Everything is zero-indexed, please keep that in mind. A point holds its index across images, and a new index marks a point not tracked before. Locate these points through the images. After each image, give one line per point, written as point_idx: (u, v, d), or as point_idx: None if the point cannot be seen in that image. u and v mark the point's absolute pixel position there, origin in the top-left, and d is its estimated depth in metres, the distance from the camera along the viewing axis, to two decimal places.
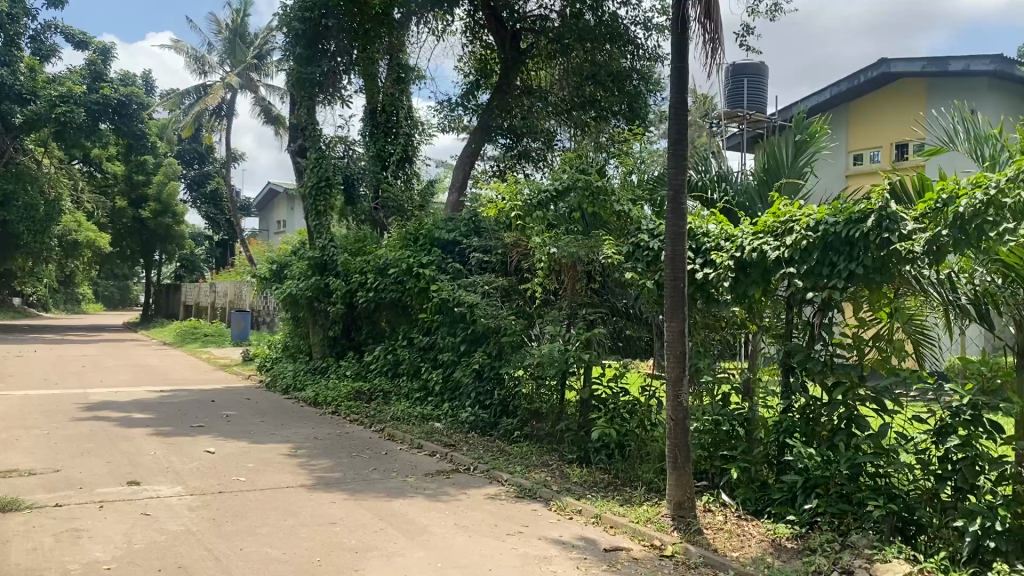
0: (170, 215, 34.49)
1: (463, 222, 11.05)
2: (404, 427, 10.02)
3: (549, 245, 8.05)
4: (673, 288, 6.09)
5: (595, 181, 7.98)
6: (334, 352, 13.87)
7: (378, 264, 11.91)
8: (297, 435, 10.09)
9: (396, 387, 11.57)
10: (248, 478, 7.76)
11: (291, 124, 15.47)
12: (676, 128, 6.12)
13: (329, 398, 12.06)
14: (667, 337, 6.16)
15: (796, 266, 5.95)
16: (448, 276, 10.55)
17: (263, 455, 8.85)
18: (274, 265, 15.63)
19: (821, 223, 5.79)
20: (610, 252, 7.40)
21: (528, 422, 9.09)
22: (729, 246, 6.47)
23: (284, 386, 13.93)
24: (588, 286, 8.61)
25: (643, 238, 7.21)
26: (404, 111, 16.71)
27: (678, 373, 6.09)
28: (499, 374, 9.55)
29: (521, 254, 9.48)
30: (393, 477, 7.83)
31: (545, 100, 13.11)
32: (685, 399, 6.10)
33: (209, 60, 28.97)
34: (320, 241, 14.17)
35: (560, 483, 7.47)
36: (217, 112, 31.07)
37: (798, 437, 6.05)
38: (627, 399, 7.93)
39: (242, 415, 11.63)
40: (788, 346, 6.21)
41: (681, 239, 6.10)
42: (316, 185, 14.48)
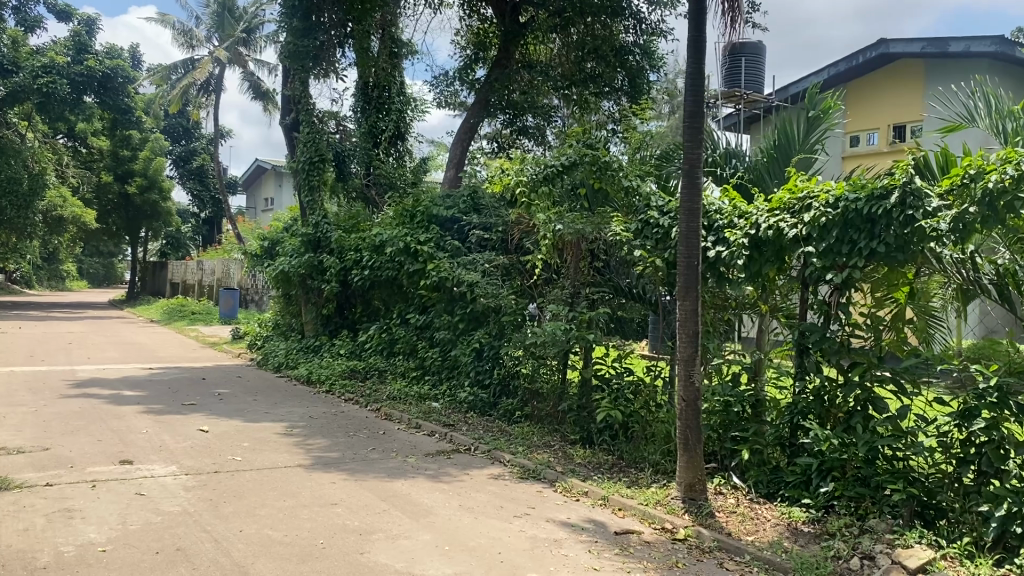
0: (157, 191, 33.96)
1: (462, 198, 10.87)
2: (400, 406, 9.86)
3: (553, 222, 7.84)
4: (687, 265, 5.93)
5: (603, 155, 7.60)
6: (327, 330, 13.67)
7: (374, 241, 11.68)
8: (292, 414, 9.90)
9: (391, 365, 11.39)
10: (244, 458, 7.57)
11: (283, 98, 15.17)
12: (692, 99, 5.92)
13: (323, 376, 11.86)
14: (679, 317, 6.02)
15: (814, 244, 5.79)
16: (446, 253, 10.34)
17: (258, 434, 8.66)
18: (265, 242, 15.36)
19: (841, 200, 5.63)
20: (618, 229, 7.20)
21: (528, 402, 8.93)
22: (743, 223, 6.31)
23: (276, 364, 13.72)
24: (593, 266, 8.41)
25: (652, 214, 7.01)
26: (397, 87, 16.45)
27: (691, 353, 5.93)
28: (497, 354, 9.35)
29: (522, 232, 9.28)
30: (393, 457, 7.65)
31: (547, 73, 13.07)
32: (697, 379, 5.95)
33: (197, 33, 28.45)
34: (313, 218, 13.91)
35: (563, 464, 7.32)
36: (206, 87, 30.67)
37: (813, 419, 5.91)
38: (632, 379, 7.77)
39: (234, 394, 11.42)
40: (803, 326, 6.07)
41: (695, 214, 5.93)
42: (309, 161, 14.21)
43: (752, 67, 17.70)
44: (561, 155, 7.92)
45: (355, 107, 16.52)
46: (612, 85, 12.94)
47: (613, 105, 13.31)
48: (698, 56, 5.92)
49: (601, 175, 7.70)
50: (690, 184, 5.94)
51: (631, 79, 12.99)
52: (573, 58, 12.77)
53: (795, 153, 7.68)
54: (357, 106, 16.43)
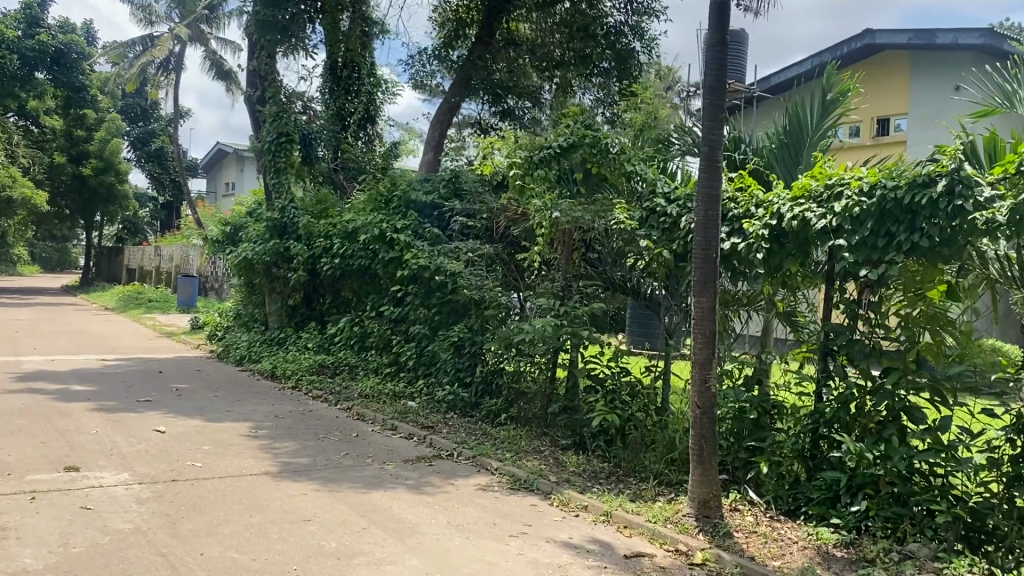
0: (112, 173, 32.51)
1: (442, 182, 10.22)
2: (374, 405, 9.22)
3: (549, 209, 7.17)
4: (705, 258, 5.33)
5: (604, 137, 7.01)
6: (294, 322, 12.91)
7: (346, 227, 10.99)
8: (256, 413, 9.18)
9: (363, 361, 10.71)
10: (205, 463, 6.87)
11: (248, 75, 14.36)
12: (714, 72, 5.32)
13: (289, 371, 11.14)
14: (693, 316, 5.43)
15: (846, 237, 5.26)
16: (425, 242, 9.71)
17: (220, 436, 7.94)
18: (227, 227, 14.52)
19: (877, 188, 5.11)
20: (622, 217, 6.61)
21: (514, 404, 8.32)
22: (762, 212, 5.74)
23: (238, 356, 12.96)
24: (585, 258, 7.94)
25: (658, 202, 6.44)
26: (368, 67, 15.72)
27: (708, 357, 5.35)
28: (480, 350, 8.73)
29: (511, 219, 8.66)
30: (369, 464, 7.00)
31: (532, 53, 12.46)
32: (712, 385, 5.37)
33: (156, 9, 27.28)
34: (279, 202, 13.15)
35: (556, 473, 6.72)
36: (166, 66, 29.51)
37: (840, 429, 5.39)
38: (628, 379, 7.21)
39: (194, 389, 10.66)
40: (828, 327, 5.55)
41: (715, 202, 5.34)
42: (275, 141, 13.43)
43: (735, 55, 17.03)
44: (558, 136, 7.29)
45: (323, 88, 15.80)
46: (599, 65, 12.40)
47: (597, 91, 12.74)
48: (721, 24, 5.34)
49: (607, 157, 7.06)
50: (709, 169, 5.35)
51: (620, 62, 12.39)
52: (557, 39, 12.16)
53: (806, 139, 7.15)
54: (325, 87, 15.69)
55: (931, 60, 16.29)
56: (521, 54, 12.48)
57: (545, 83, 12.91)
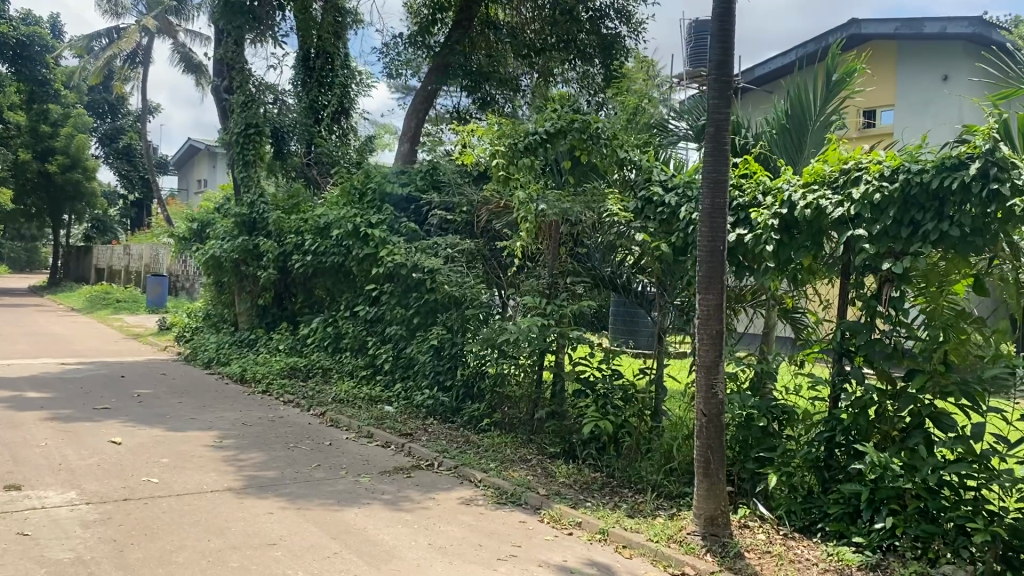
0: (80, 170, 31.60)
1: (419, 174, 9.69)
2: (349, 411, 8.68)
3: (534, 201, 6.56)
4: (711, 250, 4.83)
5: (595, 122, 6.46)
6: (264, 323, 12.27)
7: (318, 222, 10.41)
8: (222, 420, 8.59)
9: (338, 363, 10.13)
10: (162, 479, 6.28)
11: (213, 65, 13.64)
12: (720, 45, 4.83)
13: (259, 375, 10.55)
14: (698, 315, 4.93)
15: (866, 226, 4.78)
16: (402, 237, 9.17)
17: (180, 447, 7.35)
18: (194, 224, 13.87)
19: (899, 172, 4.64)
20: (616, 208, 6.09)
21: (497, 409, 7.80)
22: (771, 200, 5.27)
23: (205, 359, 12.35)
24: (573, 253, 7.44)
25: (655, 191, 5.93)
26: (341, 58, 15.13)
27: (715, 359, 4.86)
28: (460, 351, 8.20)
29: (494, 213, 8.15)
30: (343, 477, 6.45)
31: (514, 38, 12.01)
32: (720, 390, 4.88)
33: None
34: (247, 197, 12.48)
35: (545, 485, 6.21)
36: (132, 60, 28.73)
37: (859, 437, 4.92)
38: (621, 383, 6.71)
39: (157, 395, 10.04)
40: (843, 326, 5.07)
41: (722, 188, 4.84)
42: (243, 133, 12.75)
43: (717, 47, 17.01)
44: (543, 122, 6.65)
45: (295, 80, 15.20)
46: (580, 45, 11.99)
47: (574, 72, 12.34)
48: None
49: (603, 143, 6.47)
50: (715, 151, 4.85)
51: (604, 48, 12.09)
52: (539, 27, 11.90)
53: (809, 125, 6.72)
54: (297, 79, 15.14)
55: (919, 50, 15.87)
56: (503, 40, 12.06)
57: (525, 71, 12.44)
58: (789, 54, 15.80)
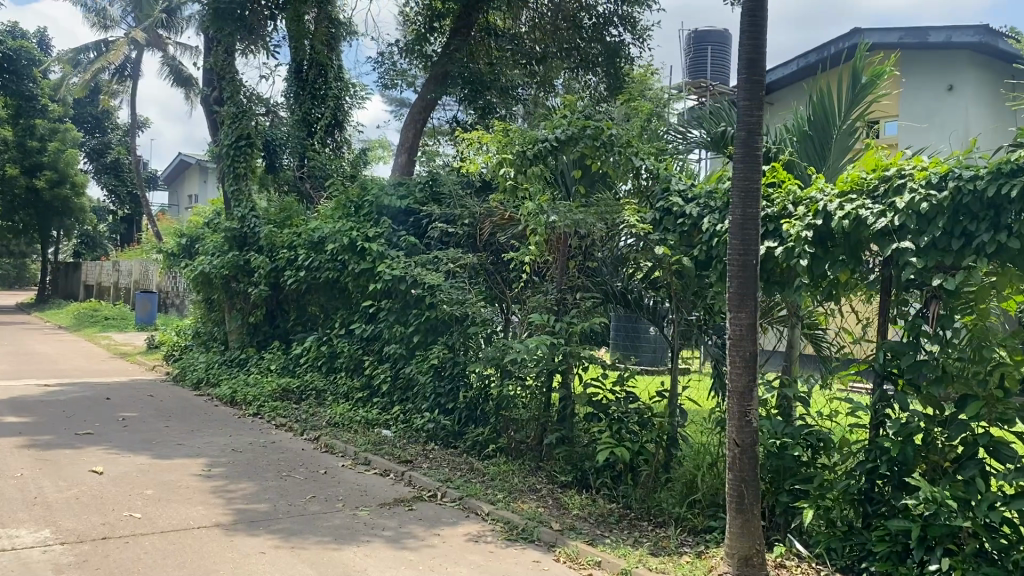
0: (68, 186, 31.08)
1: (418, 186, 9.29)
2: (345, 436, 8.25)
3: (544, 211, 6.12)
4: (742, 264, 4.42)
5: (609, 128, 6.08)
6: (255, 342, 11.78)
7: (311, 237, 9.98)
8: (211, 446, 8.12)
9: (332, 385, 9.66)
10: (145, 515, 5.82)
11: (203, 75, 13.20)
12: (749, 42, 4.45)
13: (250, 397, 10.10)
14: (729, 335, 4.52)
15: (912, 239, 4.39)
16: (400, 252, 8.77)
17: (166, 476, 6.87)
18: (183, 238, 13.41)
19: (949, 179, 4.25)
20: (634, 220, 5.65)
21: (503, 433, 7.36)
22: (803, 211, 4.87)
23: (194, 380, 11.88)
24: (581, 266, 7.00)
25: (675, 202, 5.52)
26: (335, 70, 14.74)
27: (748, 384, 4.46)
28: (462, 372, 7.78)
29: (498, 226, 7.75)
30: (340, 510, 6.00)
31: (515, 45, 11.68)
32: (754, 417, 4.47)
33: (110, 12, 26.21)
34: (238, 211, 12.06)
35: (557, 518, 5.78)
36: (121, 73, 28.53)
37: (906, 468, 4.51)
38: (636, 406, 6.27)
39: (143, 418, 9.57)
40: (885, 346, 4.67)
41: (754, 197, 4.44)
42: (234, 145, 12.30)
43: (717, 57, 16.89)
44: (553, 129, 6.26)
45: (288, 91, 14.81)
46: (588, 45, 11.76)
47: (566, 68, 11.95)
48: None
49: (618, 149, 6.03)
50: (745, 156, 4.46)
51: (608, 56, 11.84)
52: (540, 37, 11.68)
53: (833, 131, 6.36)
54: (290, 91, 14.79)
55: (923, 60, 15.46)
56: (504, 47, 11.73)
57: (525, 80, 12.10)
58: (789, 63, 15.35)
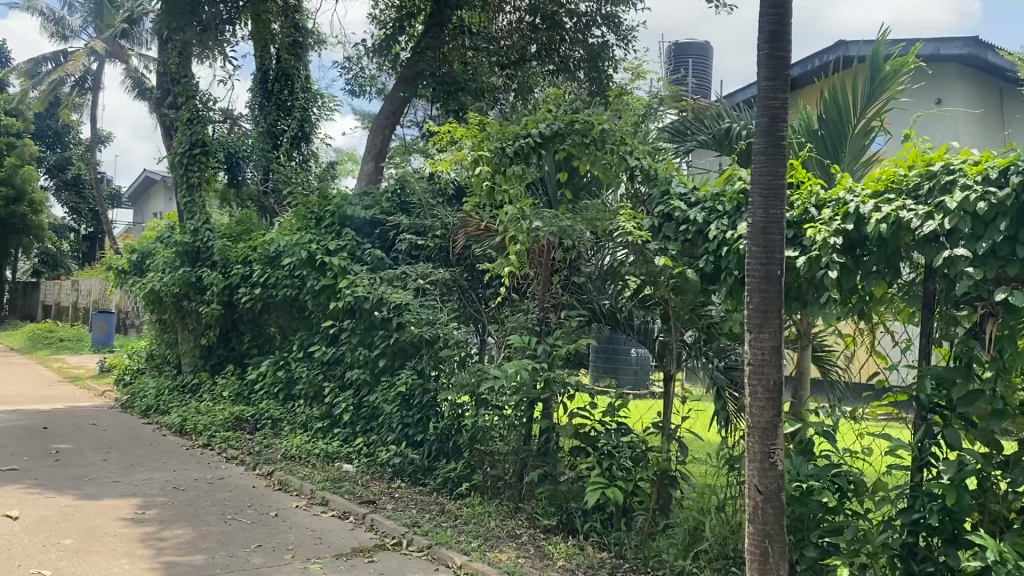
0: (25, 203, 29.90)
1: (385, 196, 8.53)
2: (301, 471, 7.43)
3: (527, 218, 5.29)
4: (765, 276, 3.69)
5: (599, 122, 5.21)
6: (209, 365, 10.87)
7: (267, 250, 9.15)
8: (150, 484, 7.23)
9: (290, 414, 8.81)
10: (56, 571, 4.94)
11: (156, 79, 12.35)
12: (772, 10, 3.74)
13: (201, 427, 9.25)
14: (749, 360, 3.77)
15: (966, 245, 3.68)
16: (365, 266, 8.00)
17: (90, 521, 5.99)
18: (134, 255, 12.52)
19: (1012, 173, 3.55)
20: (629, 227, 4.89)
21: (476, 470, 6.57)
22: (830, 214, 4.16)
23: (143, 407, 10.97)
24: (564, 282, 6.29)
25: (676, 206, 4.78)
26: (301, 79, 13.97)
27: (773, 420, 3.72)
28: (433, 400, 7.00)
29: (472, 237, 7.00)
30: (288, 563, 5.16)
31: (491, 45, 10.92)
32: (779, 460, 3.73)
33: (71, 22, 25.45)
34: (191, 224, 11.22)
35: (540, 570, 5.00)
36: (81, 85, 27.90)
37: (959, 518, 3.78)
38: (629, 440, 5.55)
39: (79, 450, 8.66)
40: (930, 372, 3.95)
41: (780, 195, 3.72)
42: (188, 153, 11.43)
43: (696, 70, 16.46)
44: (536, 122, 5.40)
45: (253, 102, 14.01)
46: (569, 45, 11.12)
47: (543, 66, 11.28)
48: None
49: (613, 147, 5.23)
50: (766, 149, 3.75)
51: (590, 60, 11.22)
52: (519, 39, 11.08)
53: (846, 129, 5.70)
54: (253, 101, 14.00)
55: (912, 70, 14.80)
56: (479, 46, 10.93)
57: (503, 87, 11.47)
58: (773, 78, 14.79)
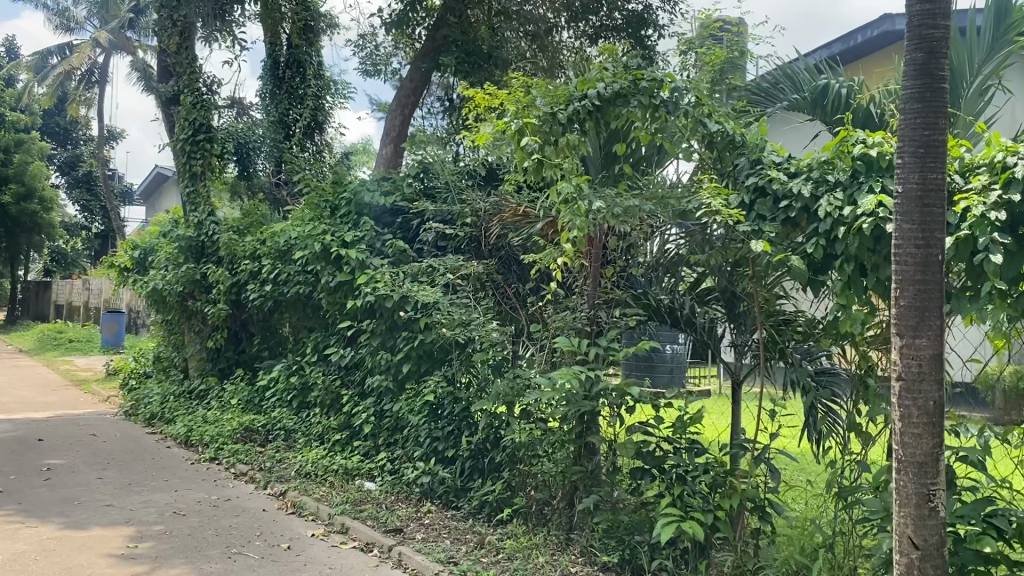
0: (36, 200, 29.18)
1: (407, 180, 7.67)
2: (317, 491, 6.59)
3: (585, 196, 4.36)
4: (924, 264, 2.79)
5: (671, 78, 4.25)
6: (217, 370, 10.02)
7: (278, 243, 8.31)
8: (148, 508, 6.40)
9: (304, 424, 7.95)
10: None
11: (156, 62, 11.51)
12: None
13: (208, 438, 8.42)
14: (899, 373, 2.88)
15: None
16: (386, 259, 7.14)
17: (74, 559, 5.15)
18: (137, 251, 11.70)
19: None
20: (716, 203, 3.96)
21: (517, 492, 5.68)
22: (984, 183, 3.28)
23: (148, 415, 10.14)
24: (617, 276, 5.39)
25: (775, 180, 3.90)
26: (314, 66, 13.04)
27: (933, 453, 2.84)
28: (466, 410, 6.14)
29: (508, 224, 6.10)
30: None
31: (522, 10, 10.26)
32: (940, 505, 2.85)
33: (75, 13, 24.78)
34: (195, 216, 10.40)
35: None
36: (88, 76, 27.28)
37: None
38: (705, 461, 4.66)
39: (73, 466, 7.84)
40: None
41: (940, 154, 2.81)
42: (191, 139, 10.58)
43: None
44: (592, 82, 4.44)
45: (263, 90, 13.17)
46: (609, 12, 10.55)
47: (575, 37, 10.72)
48: None
49: (684, 108, 4.22)
50: (914, 94, 2.84)
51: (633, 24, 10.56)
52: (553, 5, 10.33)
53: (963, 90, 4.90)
54: (263, 88, 13.17)
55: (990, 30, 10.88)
56: (510, 12, 10.29)
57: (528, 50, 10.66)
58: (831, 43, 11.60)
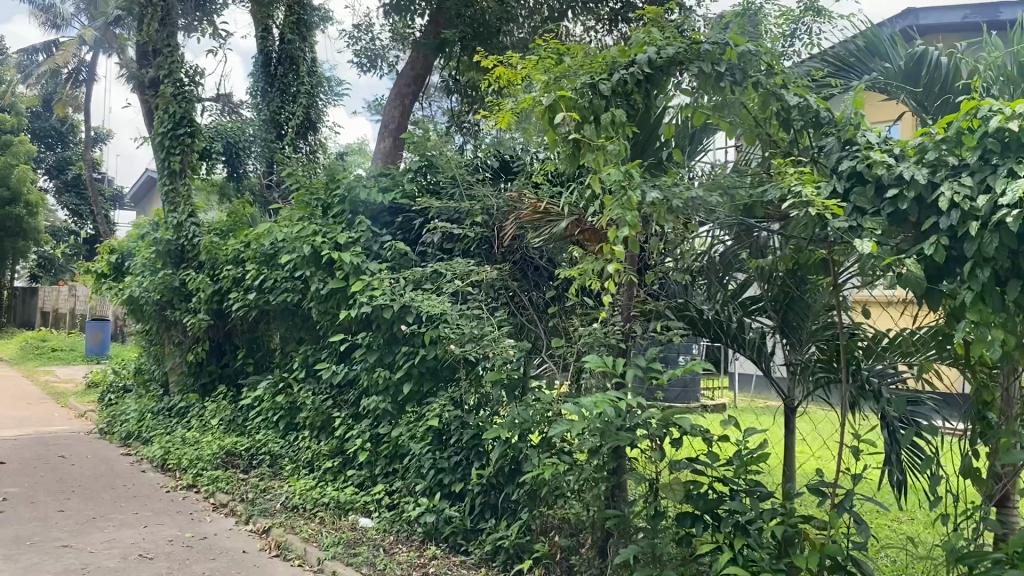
0: (21, 205, 28.26)
1: (407, 176, 6.87)
2: (306, 528, 5.76)
3: (633, 183, 3.56)
4: None
5: (737, 39, 3.48)
6: (198, 386, 9.19)
7: (263, 246, 7.50)
8: (111, 549, 5.57)
9: (291, 449, 7.12)
10: None
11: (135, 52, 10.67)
12: None
13: (186, 463, 7.58)
14: None
15: None
16: (384, 264, 6.35)
17: None
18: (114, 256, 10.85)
19: None
20: (802, 191, 3.16)
21: (537, 534, 4.86)
22: None
23: (123, 435, 9.28)
24: (649, 287, 4.52)
25: (878, 163, 3.17)
26: (308, 61, 12.24)
27: None
28: (477, 436, 5.33)
29: (526, 224, 5.32)
30: None
31: None
32: None
33: (62, 10, 23.94)
34: (174, 217, 9.57)
35: None
36: (75, 76, 26.45)
37: None
38: (771, 506, 3.86)
39: (32, 495, 6.99)
40: None
41: None
42: (171, 133, 9.74)
43: None
44: (640, 47, 3.66)
45: (254, 87, 12.39)
46: None
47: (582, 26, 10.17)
48: None
49: (755, 77, 3.46)
50: None
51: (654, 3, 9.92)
52: None
53: None
54: (255, 85, 12.41)
55: None
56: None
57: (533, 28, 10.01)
58: None
